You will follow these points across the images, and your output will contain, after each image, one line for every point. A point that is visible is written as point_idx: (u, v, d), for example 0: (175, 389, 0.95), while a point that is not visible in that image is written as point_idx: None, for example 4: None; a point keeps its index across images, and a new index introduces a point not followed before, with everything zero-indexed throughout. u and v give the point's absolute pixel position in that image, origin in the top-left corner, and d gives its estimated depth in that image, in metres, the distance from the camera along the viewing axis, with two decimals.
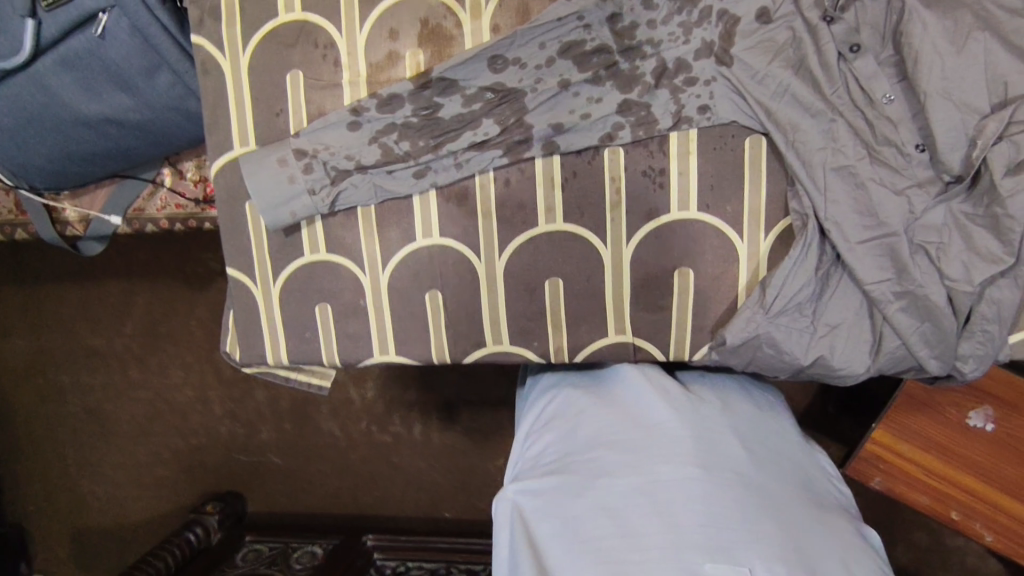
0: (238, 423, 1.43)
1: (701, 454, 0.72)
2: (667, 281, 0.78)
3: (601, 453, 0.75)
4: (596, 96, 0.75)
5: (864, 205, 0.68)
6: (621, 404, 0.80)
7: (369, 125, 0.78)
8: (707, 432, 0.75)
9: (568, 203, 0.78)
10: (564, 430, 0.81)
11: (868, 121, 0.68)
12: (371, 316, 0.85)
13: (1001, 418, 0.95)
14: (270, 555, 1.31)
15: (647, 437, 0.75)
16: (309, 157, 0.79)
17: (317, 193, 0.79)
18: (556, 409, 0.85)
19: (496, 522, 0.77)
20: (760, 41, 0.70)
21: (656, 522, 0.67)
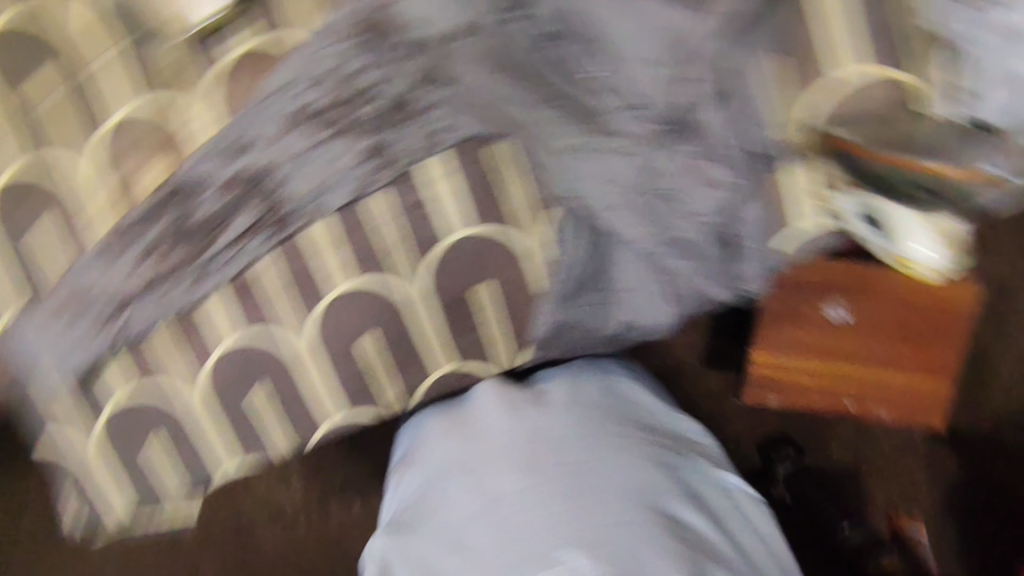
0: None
1: (539, 465, 0.76)
2: (469, 298, 0.81)
3: (454, 489, 0.78)
4: (335, 153, 0.74)
5: (608, 172, 0.73)
6: (471, 427, 0.82)
7: (127, 254, 0.76)
8: (541, 438, 0.78)
9: (350, 259, 0.78)
10: (424, 466, 0.83)
11: (584, 97, 0.71)
12: (207, 428, 0.84)
13: (850, 304, 1.05)
14: None
15: (492, 459, 0.78)
16: (85, 301, 0.77)
17: (101, 332, 0.78)
18: (419, 442, 0.86)
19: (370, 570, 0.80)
20: (466, 55, 0.71)
21: (493, 545, 0.72)
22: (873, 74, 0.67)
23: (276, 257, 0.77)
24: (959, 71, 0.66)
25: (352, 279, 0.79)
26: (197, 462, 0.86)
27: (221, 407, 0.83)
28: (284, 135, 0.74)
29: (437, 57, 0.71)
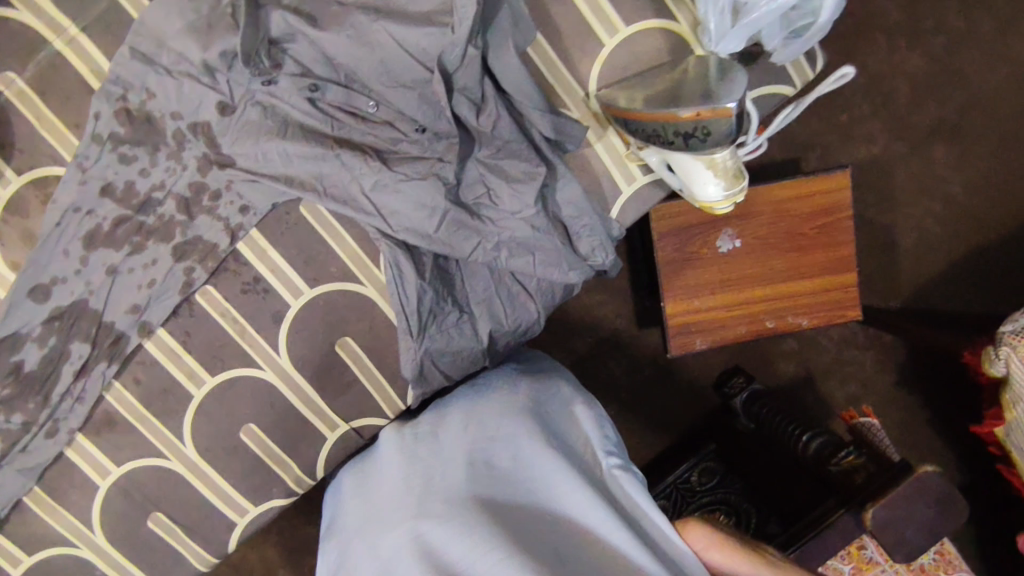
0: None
1: (418, 494, 0.64)
2: (334, 359, 0.79)
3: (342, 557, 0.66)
4: (147, 261, 0.73)
5: (415, 200, 0.71)
6: (376, 483, 0.73)
7: None
8: (423, 472, 0.68)
9: (201, 359, 0.76)
10: (331, 554, 0.72)
11: (370, 134, 0.72)
12: (119, 572, 0.81)
13: (740, 231, 1.03)
14: None
15: (379, 510, 0.67)
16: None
17: None
18: (333, 534, 0.76)
19: None
20: (241, 127, 0.71)
21: None
22: (638, 28, 0.74)
23: (123, 383, 0.76)
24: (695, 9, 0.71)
25: (209, 381, 0.77)
26: None
27: (125, 547, 0.80)
28: (87, 260, 0.73)
29: (212, 141, 0.72)
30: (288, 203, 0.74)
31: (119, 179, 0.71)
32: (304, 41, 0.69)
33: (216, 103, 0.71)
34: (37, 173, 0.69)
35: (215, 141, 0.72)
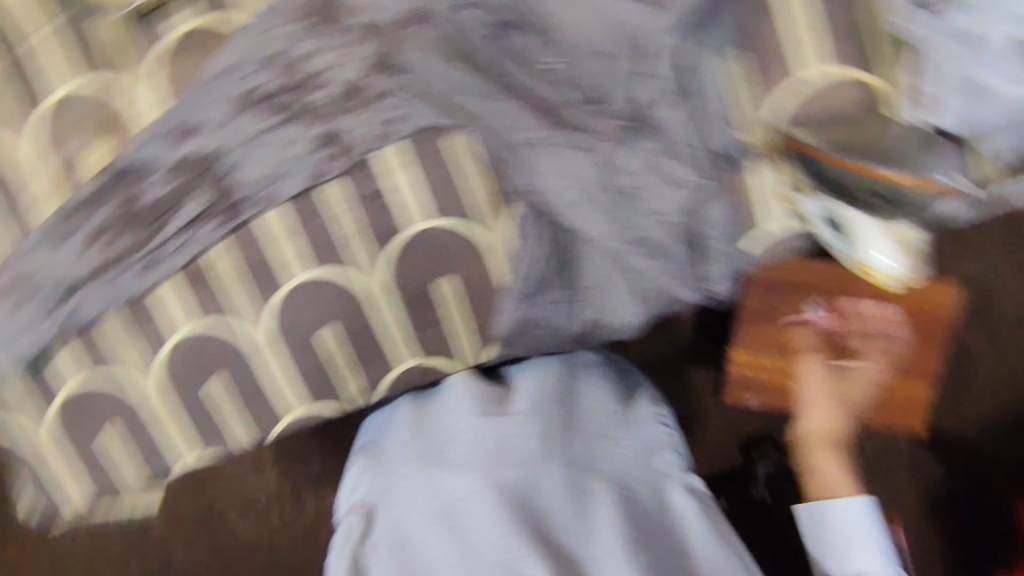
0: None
1: (500, 463, 0.70)
2: (428, 293, 0.79)
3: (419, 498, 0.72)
4: (292, 137, 0.74)
5: (564, 168, 0.70)
6: (437, 414, 0.79)
7: (79, 232, 0.76)
8: (506, 441, 0.72)
9: (304, 250, 0.76)
10: (383, 474, 0.77)
11: (541, 91, 0.70)
12: (159, 422, 0.82)
13: None
14: None
15: (452, 459, 0.73)
16: (35, 282, 0.77)
17: (50, 312, 0.77)
18: (379, 448, 0.80)
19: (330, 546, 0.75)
20: (424, 41, 0.72)
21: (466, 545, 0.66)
22: (846, 73, 0.67)
23: (225, 246, 0.76)
24: (918, 75, 0.69)
25: (305, 270, 0.77)
26: (151, 458, 0.84)
27: (171, 400, 0.81)
28: (238, 116, 0.75)
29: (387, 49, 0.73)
30: (439, 130, 0.73)
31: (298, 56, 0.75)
32: None
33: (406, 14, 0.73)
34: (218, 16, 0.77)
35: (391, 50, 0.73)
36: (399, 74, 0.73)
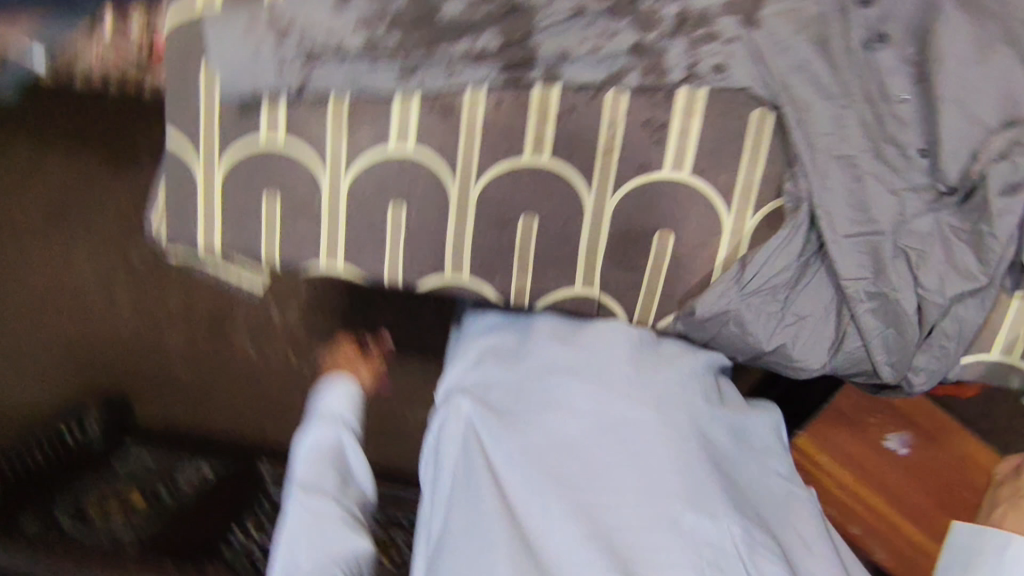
0: (139, 317, 1.39)
1: (666, 408, 0.67)
2: (645, 241, 0.74)
3: (551, 387, 0.70)
4: (610, 30, 0.68)
5: (858, 200, 0.66)
6: (585, 341, 0.74)
7: (355, 8, 0.69)
8: (654, 369, 0.71)
9: (558, 139, 0.72)
10: (508, 358, 0.75)
11: (879, 116, 0.66)
12: (321, 219, 0.78)
13: (917, 445, 1.01)
14: (156, 470, 1.32)
15: (610, 385, 0.68)
16: (281, 30, 0.69)
17: (287, 70, 0.71)
18: (504, 336, 0.79)
19: (444, 439, 0.71)
20: (788, 8, 0.64)
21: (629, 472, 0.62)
22: None
23: (487, 95, 0.72)
24: None
25: (548, 157, 0.73)
26: (286, 249, 0.79)
27: (346, 207, 0.77)
28: None
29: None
30: (749, 96, 0.68)
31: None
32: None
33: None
34: None
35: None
36: (753, 28, 0.65)
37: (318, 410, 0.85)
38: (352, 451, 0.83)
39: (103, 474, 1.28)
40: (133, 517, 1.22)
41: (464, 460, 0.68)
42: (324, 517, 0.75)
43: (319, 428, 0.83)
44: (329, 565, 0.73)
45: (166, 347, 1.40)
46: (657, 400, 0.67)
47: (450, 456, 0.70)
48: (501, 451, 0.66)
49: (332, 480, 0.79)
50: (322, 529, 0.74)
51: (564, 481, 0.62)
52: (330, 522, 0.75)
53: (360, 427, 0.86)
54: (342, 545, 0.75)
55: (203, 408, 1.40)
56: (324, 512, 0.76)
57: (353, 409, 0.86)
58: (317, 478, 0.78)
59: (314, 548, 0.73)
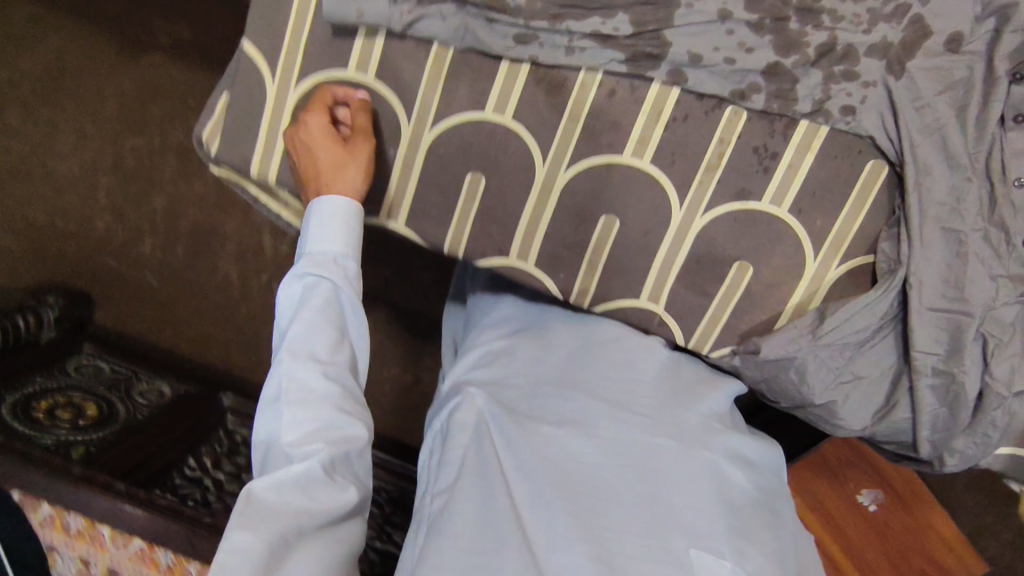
0: (122, 224, 1.38)
1: (684, 436, 0.62)
2: (722, 269, 0.72)
3: (575, 394, 0.64)
4: (749, 44, 0.65)
5: (953, 276, 0.65)
6: (608, 352, 0.70)
7: None
8: (682, 398, 0.67)
9: (663, 144, 0.69)
10: (522, 360, 0.70)
11: (993, 197, 0.65)
12: (394, 171, 0.72)
13: (887, 504, 0.97)
14: (112, 377, 1.26)
15: (629, 404, 0.64)
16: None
17: (398, 3, 0.65)
18: (524, 336, 0.73)
19: (449, 422, 0.65)
20: (936, 68, 0.63)
21: (637, 497, 0.57)
22: None
23: (602, 80, 0.68)
24: None
25: (646, 162, 0.69)
26: None
27: (423, 164, 0.72)
28: None
29: (908, 43, 0.63)
30: (868, 146, 0.67)
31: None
32: None
33: (953, 29, 0.62)
34: None
35: (909, 49, 0.63)
36: (895, 77, 0.63)
37: (311, 249, 0.63)
38: (353, 316, 0.63)
39: (57, 369, 1.23)
40: (81, 423, 1.14)
41: (472, 453, 0.61)
42: (315, 392, 0.59)
43: (315, 274, 0.62)
44: (317, 471, 0.56)
45: (139, 257, 1.40)
46: (683, 428, 0.63)
47: (459, 445, 0.62)
48: (513, 453, 0.59)
49: (331, 345, 0.61)
50: (315, 404, 0.58)
51: (581, 498, 0.57)
52: (324, 403, 0.58)
53: (354, 266, 0.65)
54: (339, 427, 0.58)
55: (174, 319, 1.42)
56: (316, 390, 0.59)
57: (349, 248, 0.65)
58: (313, 339, 0.60)
59: (302, 422, 0.57)
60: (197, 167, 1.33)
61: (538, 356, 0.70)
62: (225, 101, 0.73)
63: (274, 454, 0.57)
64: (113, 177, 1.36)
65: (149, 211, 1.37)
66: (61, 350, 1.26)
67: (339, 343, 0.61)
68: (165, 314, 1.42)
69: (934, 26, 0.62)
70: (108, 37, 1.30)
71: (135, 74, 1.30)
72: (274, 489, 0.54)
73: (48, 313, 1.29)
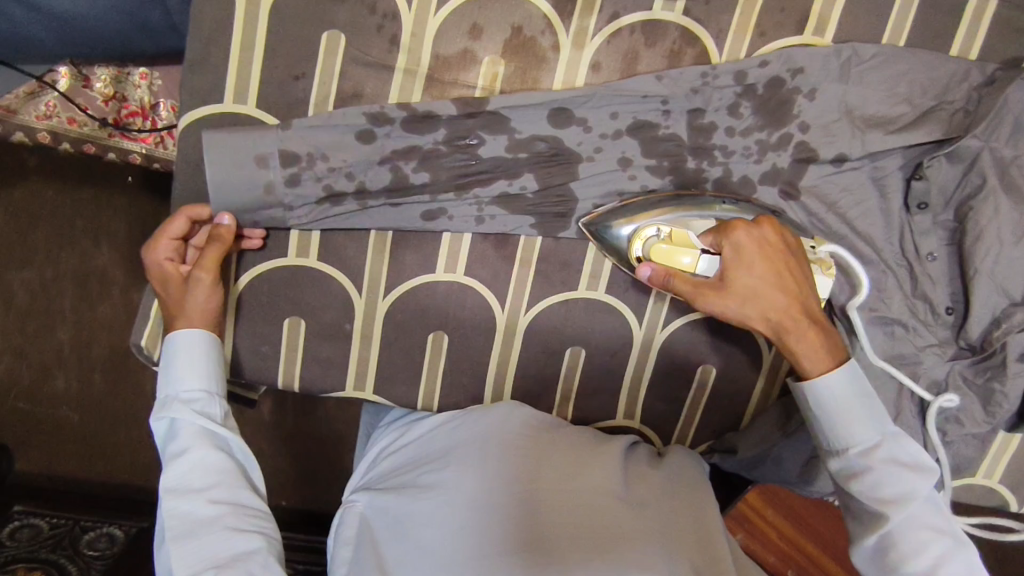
0: (26, 364, 1.11)
1: (546, 470, 0.60)
2: (688, 375, 0.75)
3: (454, 467, 0.61)
4: (653, 185, 0.67)
5: (892, 355, 0.71)
6: (472, 415, 0.67)
7: (385, 141, 0.63)
8: (577, 449, 0.64)
9: (615, 274, 0.71)
10: (406, 453, 0.68)
11: (913, 275, 0.70)
12: (353, 342, 0.71)
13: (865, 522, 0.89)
14: (52, 537, 0.95)
15: (490, 453, 0.61)
16: (298, 165, 0.62)
17: (295, 210, 0.64)
18: (416, 425, 0.71)
19: (337, 539, 0.63)
20: (828, 181, 0.68)
21: (506, 542, 0.54)
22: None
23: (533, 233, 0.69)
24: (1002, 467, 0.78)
25: (601, 292, 0.71)
26: (307, 375, 0.72)
27: (382, 333, 0.71)
28: (621, 134, 0.66)
29: (798, 166, 0.67)
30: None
31: (713, 114, 0.65)
32: (960, 173, 0.66)
33: (837, 151, 0.66)
34: (694, 29, 0.64)
35: (799, 171, 0.67)
36: (792, 199, 0.68)
37: (167, 385, 0.57)
38: (227, 436, 0.57)
39: None
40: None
41: (356, 562, 0.59)
42: (199, 521, 0.52)
43: (173, 410, 0.56)
44: None
45: (52, 395, 1.12)
46: (547, 463, 0.61)
47: (345, 561, 0.60)
48: (399, 552, 0.57)
49: (209, 471, 0.54)
50: (199, 534, 0.52)
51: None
52: (209, 528, 0.52)
53: (213, 385, 0.59)
54: (230, 547, 0.51)
55: (114, 456, 1.14)
56: (199, 520, 0.52)
57: (208, 375, 0.59)
58: (183, 471, 0.54)
59: (193, 557, 0.51)
60: (99, 292, 1.09)
61: (416, 445, 0.68)
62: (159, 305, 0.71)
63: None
64: (3, 316, 1.09)
65: (54, 345, 1.11)
66: None
67: (217, 464, 0.55)
68: (97, 450, 1.13)
69: (819, 149, 0.66)
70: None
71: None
72: None
73: None
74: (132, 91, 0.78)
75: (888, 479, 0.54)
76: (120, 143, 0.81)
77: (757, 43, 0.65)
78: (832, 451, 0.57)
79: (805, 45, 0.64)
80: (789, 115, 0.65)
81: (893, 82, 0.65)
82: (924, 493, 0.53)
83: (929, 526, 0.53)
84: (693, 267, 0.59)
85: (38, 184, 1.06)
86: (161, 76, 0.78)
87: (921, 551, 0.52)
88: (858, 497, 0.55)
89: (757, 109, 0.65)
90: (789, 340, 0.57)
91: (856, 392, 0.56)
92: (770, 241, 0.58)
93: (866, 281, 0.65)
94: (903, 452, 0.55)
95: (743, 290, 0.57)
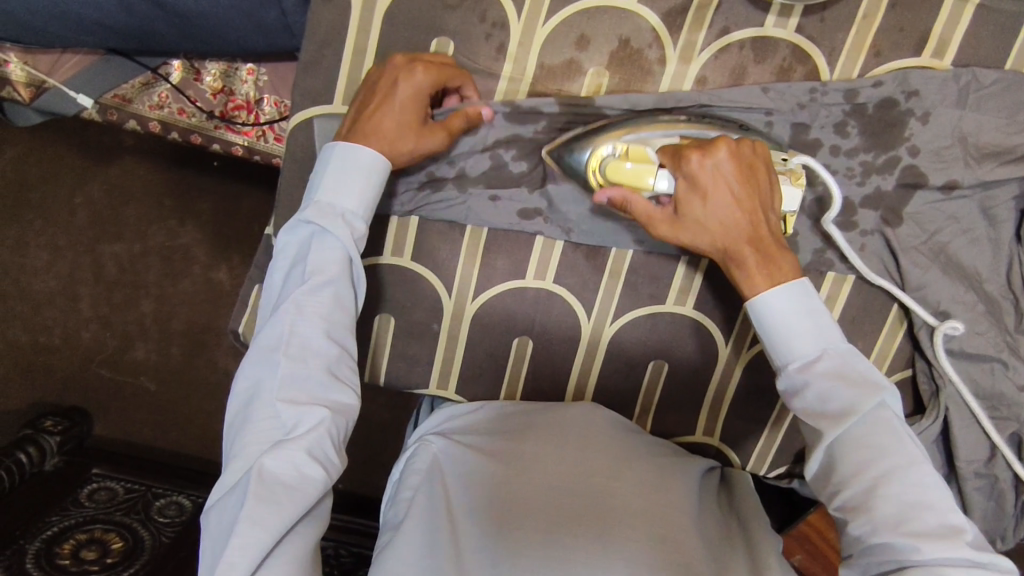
0: (110, 332, 1.16)
1: (618, 464, 0.60)
2: (772, 398, 0.73)
3: (536, 441, 0.62)
4: None
5: (989, 394, 0.68)
6: (550, 407, 0.67)
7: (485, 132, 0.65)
8: (657, 454, 0.64)
9: (706, 290, 0.70)
10: (493, 413, 0.68)
11: (1016, 307, 0.67)
12: (439, 341, 0.73)
13: None
14: (127, 500, 0.97)
15: (563, 439, 0.62)
16: None
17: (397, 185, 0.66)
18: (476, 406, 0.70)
19: (406, 467, 0.64)
20: (934, 209, 0.66)
21: (579, 515, 0.56)
22: None
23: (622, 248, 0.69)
24: None
25: (690, 308, 0.71)
26: (392, 369, 0.74)
27: (467, 334, 0.73)
28: None
29: (903, 193, 0.65)
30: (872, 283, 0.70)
31: (818, 131, 0.64)
32: None
33: (948, 178, 0.64)
34: (806, 47, 0.63)
35: (904, 197, 0.65)
36: (893, 225, 0.66)
37: (315, 191, 0.56)
38: (359, 275, 0.56)
39: (65, 505, 0.94)
40: (109, 561, 0.88)
41: (423, 498, 0.60)
42: (314, 350, 0.52)
43: (314, 220, 0.55)
44: (310, 437, 0.50)
45: (132, 363, 1.17)
46: (618, 457, 0.61)
47: (412, 486, 0.62)
48: (466, 501, 0.59)
49: (338, 308, 0.54)
50: (312, 365, 0.52)
51: (538, 526, 0.55)
52: (320, 363, 0.53)
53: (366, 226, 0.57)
54: (331, 390, 0.53)
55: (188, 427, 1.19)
56: (315, 350, 0.53)
57: (367, 204, 0.57)
58: (314, 294, 0.53)
59: (292, 381, 0.52)
60: (182, 267, 1.14)
61: (495, 413, 0.68)
62: (258, 293, 0.74)
63: (257, 406, 0.52)
64: (96, 287, 1.15)
65: (137, 317, 1.16)
66: (66, 482, 0.99)
67: (346, 305, 0.55)
68: (172, 420, 1.18)
69: (929, 174, 0.64)
70: (59, 150, 1.11)
71: (96, 180, 1.12)
72: (271, 454, 0.49)
73: (52, 441, 1.04)
74: (239, 85, 0.81)
75: (827, 393, 0.54)
76: (224, 134, 0.83)
77: (872, 63, 0.63)
78: (778, 368, 0.57)
79: (922, 67, 0.63)
80: (897, 138, 0.64)
81: (1012, 107, 0.62)
82: (865, 408, 0.52)
83: (876, 444, 0.52)
84: (651, 186, 0.58)
85: (135, 162, 1.12)
86: (266, 72, 0.80)
87: (860, 469, 0.52)
88: (799, 413, 0.55)
89: (863, 130, 0.64)
90: (732, 268, 0.58)
91: (803, 306, 0.56)
92: (719, 170, 0.57)
93: (838, 197, 0.62)
94: (846, 366, 0.54)
95: (691, 222, 0.58)
